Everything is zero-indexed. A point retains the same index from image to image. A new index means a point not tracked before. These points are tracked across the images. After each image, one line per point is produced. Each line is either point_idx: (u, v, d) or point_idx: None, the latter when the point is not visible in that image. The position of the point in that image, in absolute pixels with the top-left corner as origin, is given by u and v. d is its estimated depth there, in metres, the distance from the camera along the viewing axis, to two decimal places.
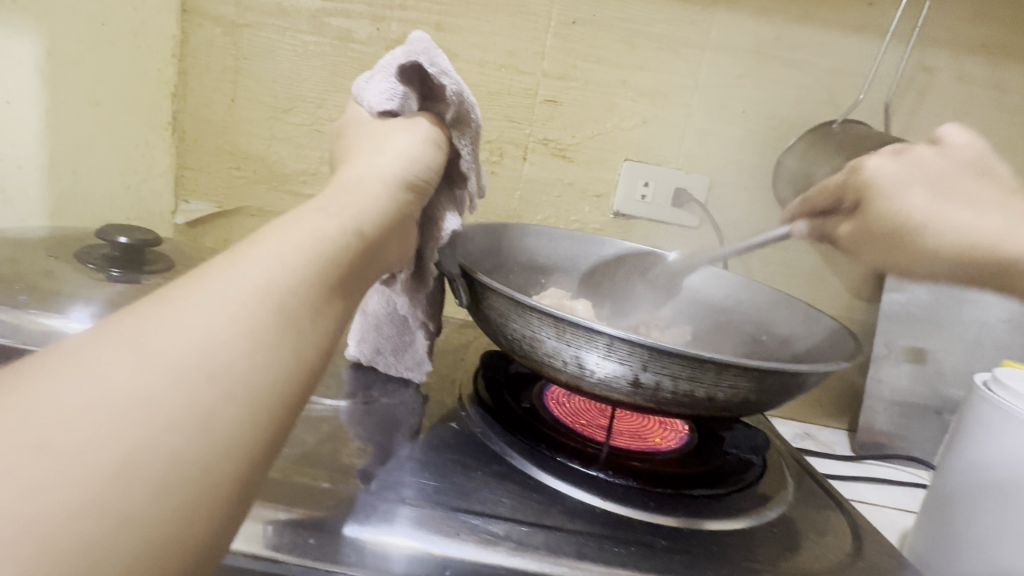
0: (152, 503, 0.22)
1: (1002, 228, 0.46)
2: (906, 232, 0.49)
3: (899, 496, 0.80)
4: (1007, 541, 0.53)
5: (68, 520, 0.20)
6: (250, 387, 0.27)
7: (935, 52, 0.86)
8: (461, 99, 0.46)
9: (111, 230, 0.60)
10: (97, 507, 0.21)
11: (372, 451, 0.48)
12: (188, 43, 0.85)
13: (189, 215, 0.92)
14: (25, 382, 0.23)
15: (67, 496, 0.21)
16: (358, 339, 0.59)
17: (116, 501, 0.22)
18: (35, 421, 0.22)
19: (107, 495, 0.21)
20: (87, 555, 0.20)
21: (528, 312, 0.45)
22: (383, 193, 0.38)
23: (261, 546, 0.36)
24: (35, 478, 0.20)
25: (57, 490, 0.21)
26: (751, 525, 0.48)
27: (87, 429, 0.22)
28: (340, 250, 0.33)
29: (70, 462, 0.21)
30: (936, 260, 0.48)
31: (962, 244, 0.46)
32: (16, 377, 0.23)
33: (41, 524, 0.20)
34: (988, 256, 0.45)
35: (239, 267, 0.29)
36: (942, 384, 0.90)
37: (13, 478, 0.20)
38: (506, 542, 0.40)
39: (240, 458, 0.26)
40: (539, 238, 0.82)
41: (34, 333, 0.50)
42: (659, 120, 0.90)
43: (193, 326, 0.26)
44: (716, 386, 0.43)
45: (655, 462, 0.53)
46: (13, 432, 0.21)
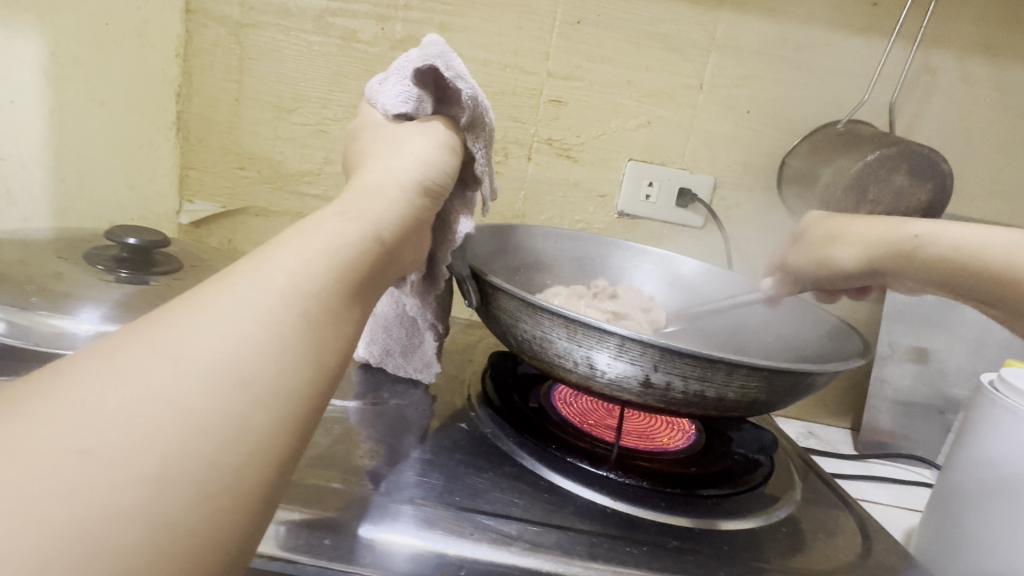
0: (188, 505, 0.23)
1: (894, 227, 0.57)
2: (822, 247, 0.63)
3: (903, 494, 0.81)
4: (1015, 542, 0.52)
5: (108, 523, 0.21)
6: (277, 390, 0.27)
7: (940, 52, 0.86)
8: (476, 102, 0.46)
9: (120, 230, 0.60)
10: (134, 510, 0.21)
11: (383, 452, 0.48)
12: (192, 43, 0.85)
13: (194, 215, 0.92)
14: (60, 386, 0.23)
15: (105, 501, 0.21)
16: (368, 341, 0.59)
17: (152, 505, 0.22)
18: (72, 426, 0.22)
19: (143, 499, 0.22)
20: (125, 558, 0.21)
21: (538, 313, 0.45)
22: (400, 198, 0.39)
23: (277, 546, 0.37)
24: (74, 482, 0.21)
25: (96, 494, 0.21)
26: (761, 525, 0.48)
27: (123, 433, 0.22)
28: (360, 254, 0.33)
29: (108, 466, 0.21)
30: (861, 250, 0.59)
31: (889, 231, 0.57)
32: (50, 381, 0.23)
33: (81, 528, 0.20)
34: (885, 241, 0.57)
35: (264, 271, 0.29)
36: (947, 384, 0.90)
37: (53, 481, 0.20)
38: (520, 542, 0.40)
39: (269, 460, 0.26)
40: (545, 239, 0.82)
41: (46, 334, 0.51)
42: (663, 120, 0.90)
43: (222, 331, 0.26)
44: (727, 387, 0.43)
45: (664, 462, 0.53)
46: (52, 436, 0.21)
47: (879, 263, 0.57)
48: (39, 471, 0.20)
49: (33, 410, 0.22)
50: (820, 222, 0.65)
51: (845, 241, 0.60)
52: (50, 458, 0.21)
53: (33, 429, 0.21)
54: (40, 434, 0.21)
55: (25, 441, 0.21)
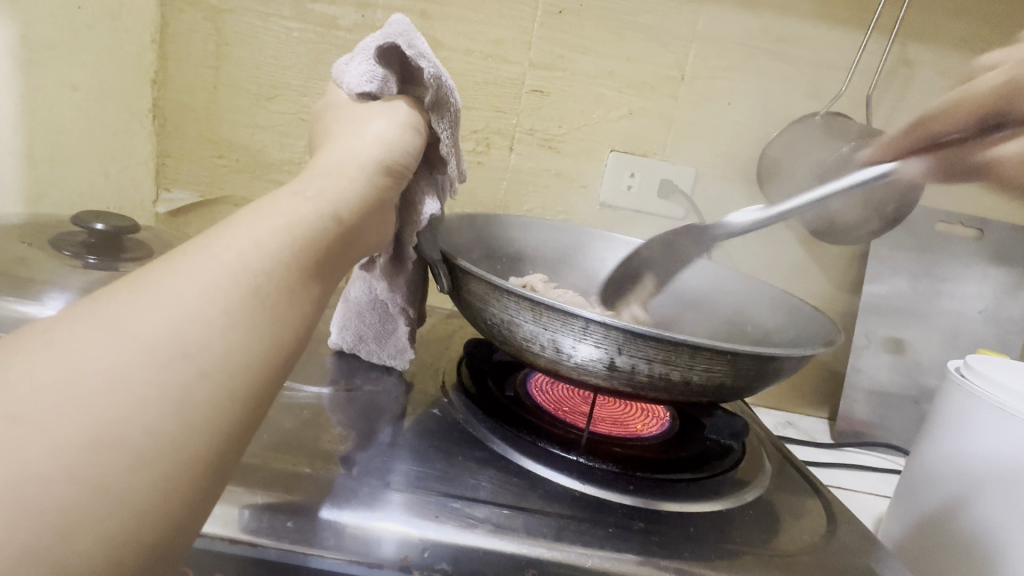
0: (128, 474, 0.23)
1: None
2: None
3: (876, 481, 0.82)
4: (985, 531, 0.53)
5: (39, 488, 0.21)
6: (225, 365, 0.26)
7: (917, 46, 0.87)
8: (439, 82, 0.46)
9: (89, 216, 0.59)
10: (66, 477, 0.21)
11: (354, 438, 0.48)
12: (168, 28, 0.83)
13: (171, 205, 0.91)
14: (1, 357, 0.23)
15: (37, 466, 0.21)
16: (341, 327, 0.59)
17: (87, 471, 0.22)
18: (8, 393, 0.22)
19: (77, 466, 0.22)
20: (59, 521, 0.21)
21: (505, 296, 0.45)
22: (360, 177, 0.38)
23: (240, 529, 0.36)
24: (7, 448, 0.21)
25: (28, 460, 0.21)
26: (727, 507, 0.48)
27: (57, 403, 0.22)
28: (317, 233, 0.33)
29: (41, 434, 0.21)
30: None
31: None
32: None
33: (11, 491, 0.20)
34: None
35: (215, 249, 0.29)
36: (920, 374, 0.92)
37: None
38: (485, 524, 0.40)
39: (214, 433, 0.26)
40: (526, 229, 0.82)
41: (5, 317, 0.49)
42: (645, 111, 0.90)
43: (166, 305, 0.26)
44: (691, 369, 0.43)
45: (636, 447, 0.54)
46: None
47: None
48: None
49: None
50: None
51: None
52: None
53: None
54: None
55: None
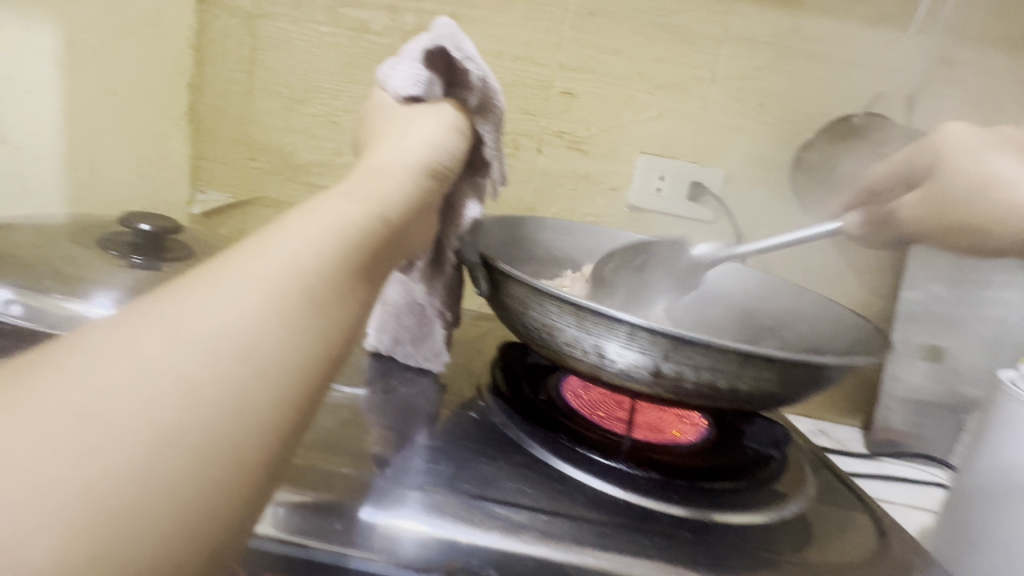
0: (191, 475, 0.23)
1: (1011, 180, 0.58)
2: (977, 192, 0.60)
3: (916, 494, 0.79)
4: None
5: (111, 487, 0.21)
6: (279, 366, 0.27)
7: (959, 45, 0.85)
8: (485, 85, 0.46)
9: (133, 217, 0.60)
10: (135, 477, 0.21)
11: (393, 440, 0.48)
12: (205, 33, 0.86)
13: (205, 205, 0.93)
14: (66, 355, 0.23)
15: (108, 465, 0.21)
16: (377, 329, 0.59)
17: (153, 470, 0.22)
18: (77, 392, 0.22)
19: (147, 466, 0.22)
20: (129, 521, 0.21)
21: (547, 301, 0.45)
22: (407, 179, 0.38)
23: (288, 531, 0.37)
24: (79, 446, 0.21)
25: (101, 458, 0.21)
26: (775, 519, 0.47)
27: (125, 401, 0.22)
28: (365, 234, 0.33)
29: (111, 432, 0.21)
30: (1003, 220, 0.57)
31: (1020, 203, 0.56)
32: (55, 351, 0.23)
33: (84, 490, 0.20)
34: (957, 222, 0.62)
35: (268, 250, 0.29)
36: (958, 382, 0.89)
37: (58, 445, 0.20)
38: (530, 531, 0.40)
39: (270, 434, 0.26)
40: (555, 232, 0.81)
41: (60, 318, 0.51)
42: (675, 113, 0.89)
43: (225, 305, 0.26)
44: (739, 378, 0.42)
45: (675, 454, 0.53)
46: (58, 402, 0.21)
47: None
48: (44, 436, 0.20)
49: (38, 378, 0.22)
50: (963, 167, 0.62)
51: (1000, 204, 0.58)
52: (55, 423, 0.21)
53: (42, 394, 0.21)
54: (47, 400, 0.21)
55: (32, 405, 0.21)
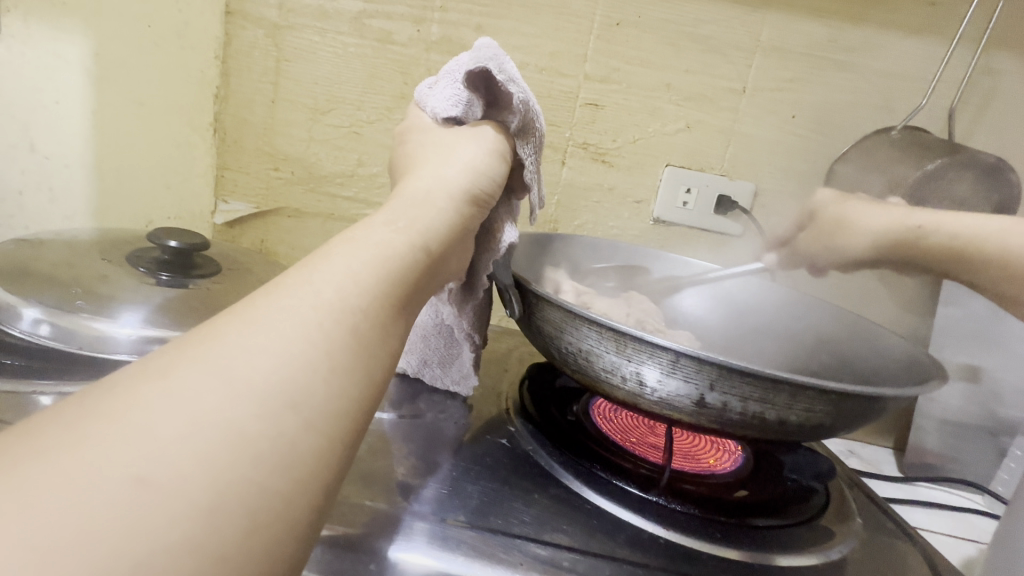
0: (241, 538, 0.21)
1: (873, 218, 0.67)
2: (848, 227, 0.69)
3: (959, 522, 0.76)
4: None
5: (163, 557, 0.19)
6: (328, 413, 0.25)
7: (1004, 54, 0.81)
8: (528, 107, 0.45)
9: (161, 233, 0.60)
10: (187, 545, 0.20)
11: (422, 469, 0.47)
12: (231, 45, 0.85)
13: (229, 215, 0.92)
14: (109, 406, 0.22)
15: (160, 532, 0.20)
16: (406, 350, 0.58)
17: (205, 535, 0.21)
18: (125, 450, 0.20)
19: (198, 532, 0.20)
20: None
21: (584, 325, 0.44)
22: (448, 206, 0.37)
23: (320, 570, 0.36)
24: (128, 512, 0.20)
25: (151, 526, 0.20)
26: (820, 561, 0.45)
27: (176, 460, 0.21)
28: (408, 266, 0.32)
29: (163, 496, 0.20)
30: (886, 243, 0.66)
31: (895, 223, 0.65)
32: (96, 402, 0.22)
33: (136, 562, 0.19)
34: (869, 251, 0.67)
35: (313, 285, 0.28)
36: (1002, 405, 0.83)
37: (109, 512, 0.19)
38: (570, 573, 0.39)
39: (318, 487, 0.25)
40: (584, 250, 0.80)
41: (89, 339, 0.51)
42: (704, 125, 0.87)
43: (273, 348, 0.25)
44: (788, 409, 0.40)
45: (713, 486, 0.51)
46: (105, 463, 0.20)
47: (920, 247, 0.63)
48: (92, 501, 0.19)
49: (82, 434, 0.21)
50: (837, 214, 0.71)
51: (861, 230, 0.68)
52: (104, 487, 0.20)
53: (87, 454, 0.20)
54: (94, 461, 0.20)
55: (78, 466, 0.20)
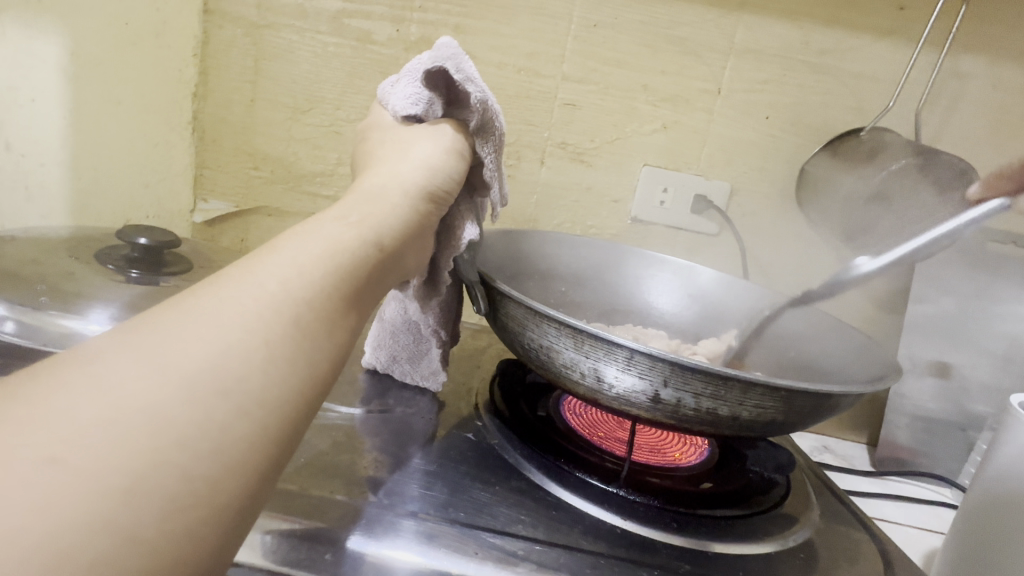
0: (162, 520, 0.22)
1: None
2: None
3: (925, 514, 0.77)
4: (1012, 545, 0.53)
5: (78, 536, 0.20)
6: (263, 402, 0.26)
7: (969, 58, 0.83)
8: (485, 106, 0.46)
9: (133, 230, 0.60)
10: (102, 526, 0.21)
11: (387, 463, 0.47)
12: (209, 44, 0.85)
13: (208, 214, 0.92)
14: (38, 392, 0.23)
15: (78, 511, 0.20)
16: (375, 347, 0.59)
17: (124, 516, 0.21)
18: (46, 432, 0.21)
19: (115, 512, 0.21)
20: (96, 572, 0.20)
21: (545, 322, 0.44)
22: (404, 203, 0.38)
23: (275, 561, 0.36)
24: (46, 491, 0.20)
25: (67, 505, 0.20)
26: (777, 549, 0.46)
27: (98, 442, 0.22)
28: (357, 261, 0.33)
29: (82, 477, 0.21)
30: None
31: None
32: (27, 387, 0.23)
33: (50, 539, 0.20)
34: None
35: (257, 277, 0.29)
36: (968, 400, 0.86)
37: (24, 489, 0.20)
38: (526, 563, 0.39)
39: (250, 474, 0.25)
40: (560, 246, 0.80)
41: (55, 335, 0.51)
42: (680, 125, 0.88)
43: (210, 337, 0.26)
44: (740, 406, 0.41)
45: (676, 478, 0.52)
46: (26, 444, 0.21)
47: None
48: (9, 481, 0.20)
49: (8, 416, 0.22)
50: None
51: None
52: (22, 468, 0.20)
53: (12, 434, 0.21)
54: (18, 440, 0.21)
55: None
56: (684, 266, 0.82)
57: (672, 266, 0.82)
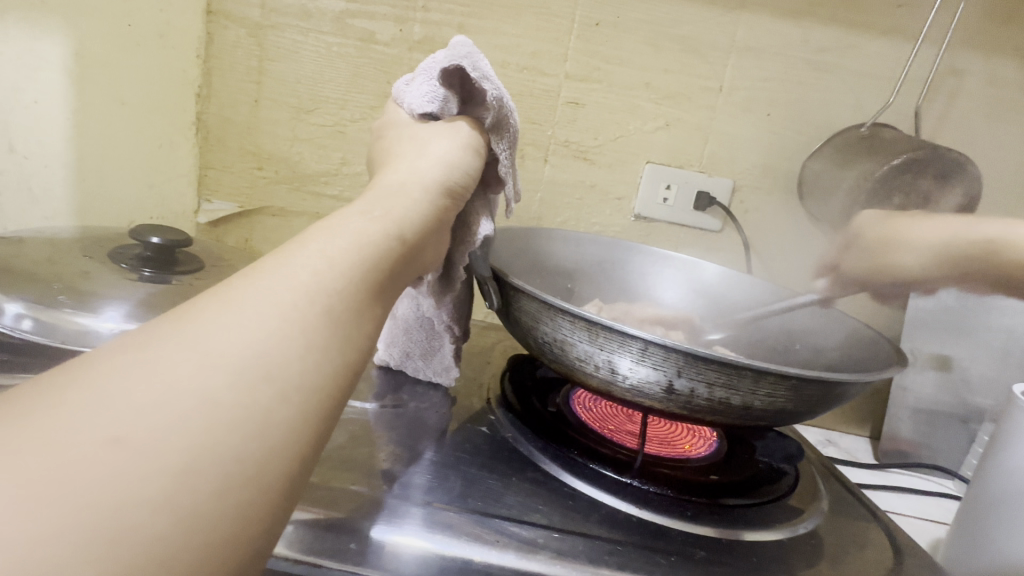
0: (215, 499, 0.23)
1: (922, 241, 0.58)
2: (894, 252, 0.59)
3: (928, 505, 0.78)
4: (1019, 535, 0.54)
5: (139, 513, 0.21)
6: (303, 388, 0.27)
7: (967, 54, 0.85)
8: (501, 104, 0.46)
9: (144, 229, 0.60)
10: (161, 504, 0.21)
11: (404, 456, 0.48)
12: (213, 44, 0.85)
13: (212, 215, 0.93)
14: (88, 377, 0.23)
15: (137, 490, 0.21)
16: (388, 344, 0.59)
17: (180, 494, 0.22)
18: (103, 415, 0.22)
19: (171, 491, 0.22)
20: (157, 548, 0.21)
21: (559, 315, 0.45)
22: (423, 198, 0.39)
23: (302, 550, 0.37)
24: (105, 471, 0.21)
25: (126, 483, 0.21)
26: (788, 536, 0.47)
27: (153, 424, 0.22)
28: (383, 253, 0.33)
29: (139, 457, 0.22)
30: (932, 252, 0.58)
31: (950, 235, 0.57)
32: (78, 374, 0.23)
33: (113, 516, 0.20)
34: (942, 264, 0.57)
35: (289, 268, 0.29)
36: (970, 393, 0.87)
37: (86, 469, 0.21)
38: (545, 550, 0.40)
39: (292, 457, 0.26)
40: (566, 242, 0.81)
41: (72, 333, 0.51)
42: (682, 123, 0.89)
43: (249, 325, 0.26)
44: (753, 395, 0.42)
45: (688, 469, 0.53)
46: (83, 427, 0.21)
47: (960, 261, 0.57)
48: (70, 461, 0.21)
49: (62, 401, 0.22)
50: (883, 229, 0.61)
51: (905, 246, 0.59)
52: (80, 448, 0.21)
53: (69, 417, 0.22)
54: (74, 423, 0.21)
55: (59, 429, 0.21)
56: (688, 261, 0.83)
57: (677, 261, 0.83)
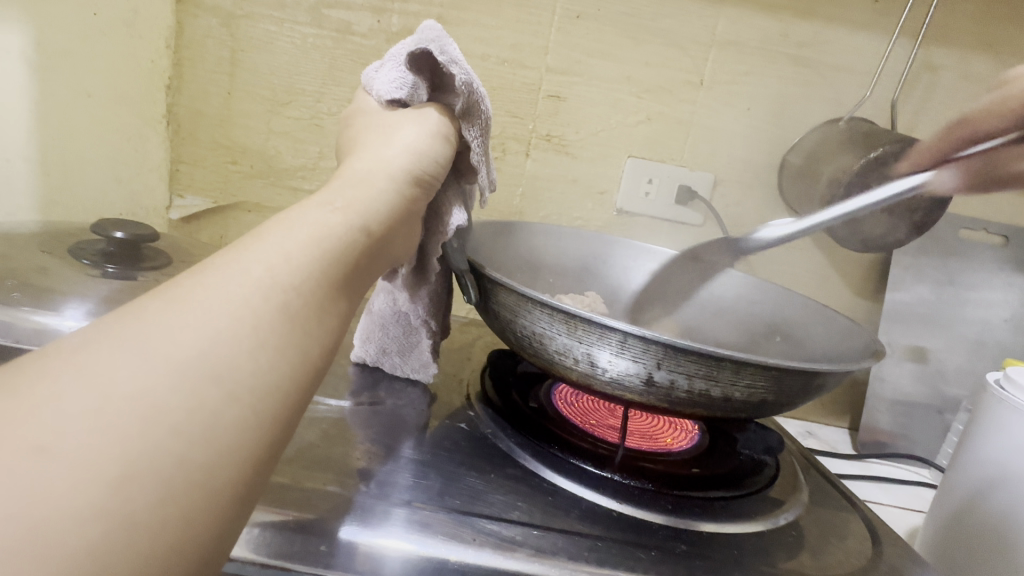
0: (157, 508, 0.21)
1: None
2: None
3: (906, 494, 0.79)
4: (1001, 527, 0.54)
5: (71, 524, 0.20)
6: (255, 388, 0.25)
7: (942, 50, 0.86)
8: (471, 89, 0.45)
9: (108, 223, 0.58)
10: (95, 513, 0.20)
11: (379, 453, 0.46)
12: (184, 36, 0.82)
13: (184, 211, 0.89)
14: (21, 382, 0.22)
15: (68, 500, 0.20)
16: (364, 340, 0.58)
17: (117, 502, 0.21)
18: (32, 421, 0.21)
19: (107, 499, 0.20)
20: (90, 561, 0.20)
21: (536, 308, 0.44)
22: (389, 188, 0.37)
23: (271, 554, 0.35)
24: (33, 480, 0.20)
25: (58, 492, 0.20)
26: (769, 528, 0.47)
27: (87, 430, 0.21)
28: (345, 246, 0.32)
29: (71, 464, 0.20)
30: None
31: None
32: (9, 379, 0.22)
33: (42, 527, 0.19)
34: None
35: (244, 263, 0.28)
36: (945, 384, 0.88)
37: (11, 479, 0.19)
38: (525, 548, 0.39)
39: (244, 461, 0.25)
40: (547, 237, 0.80)
41: (28, 332, 0.49)
42: (664, 117, 0.89)
43: (196, 323, 0.25)
44: (733, 386, 0.42)
45: (669, 463, 0.52)
46: (11, 434, 0.20)
47: None
48: None
49: None
50: None
51: None
52: (6, 457, 0.20)
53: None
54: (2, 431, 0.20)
55: None
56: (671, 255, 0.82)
57: (661, 255, 0.82)
